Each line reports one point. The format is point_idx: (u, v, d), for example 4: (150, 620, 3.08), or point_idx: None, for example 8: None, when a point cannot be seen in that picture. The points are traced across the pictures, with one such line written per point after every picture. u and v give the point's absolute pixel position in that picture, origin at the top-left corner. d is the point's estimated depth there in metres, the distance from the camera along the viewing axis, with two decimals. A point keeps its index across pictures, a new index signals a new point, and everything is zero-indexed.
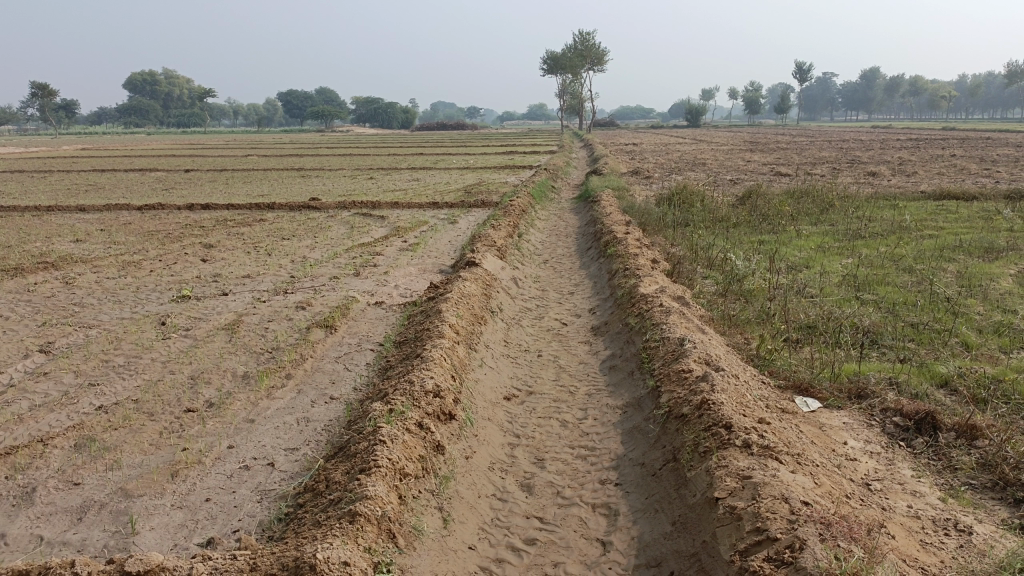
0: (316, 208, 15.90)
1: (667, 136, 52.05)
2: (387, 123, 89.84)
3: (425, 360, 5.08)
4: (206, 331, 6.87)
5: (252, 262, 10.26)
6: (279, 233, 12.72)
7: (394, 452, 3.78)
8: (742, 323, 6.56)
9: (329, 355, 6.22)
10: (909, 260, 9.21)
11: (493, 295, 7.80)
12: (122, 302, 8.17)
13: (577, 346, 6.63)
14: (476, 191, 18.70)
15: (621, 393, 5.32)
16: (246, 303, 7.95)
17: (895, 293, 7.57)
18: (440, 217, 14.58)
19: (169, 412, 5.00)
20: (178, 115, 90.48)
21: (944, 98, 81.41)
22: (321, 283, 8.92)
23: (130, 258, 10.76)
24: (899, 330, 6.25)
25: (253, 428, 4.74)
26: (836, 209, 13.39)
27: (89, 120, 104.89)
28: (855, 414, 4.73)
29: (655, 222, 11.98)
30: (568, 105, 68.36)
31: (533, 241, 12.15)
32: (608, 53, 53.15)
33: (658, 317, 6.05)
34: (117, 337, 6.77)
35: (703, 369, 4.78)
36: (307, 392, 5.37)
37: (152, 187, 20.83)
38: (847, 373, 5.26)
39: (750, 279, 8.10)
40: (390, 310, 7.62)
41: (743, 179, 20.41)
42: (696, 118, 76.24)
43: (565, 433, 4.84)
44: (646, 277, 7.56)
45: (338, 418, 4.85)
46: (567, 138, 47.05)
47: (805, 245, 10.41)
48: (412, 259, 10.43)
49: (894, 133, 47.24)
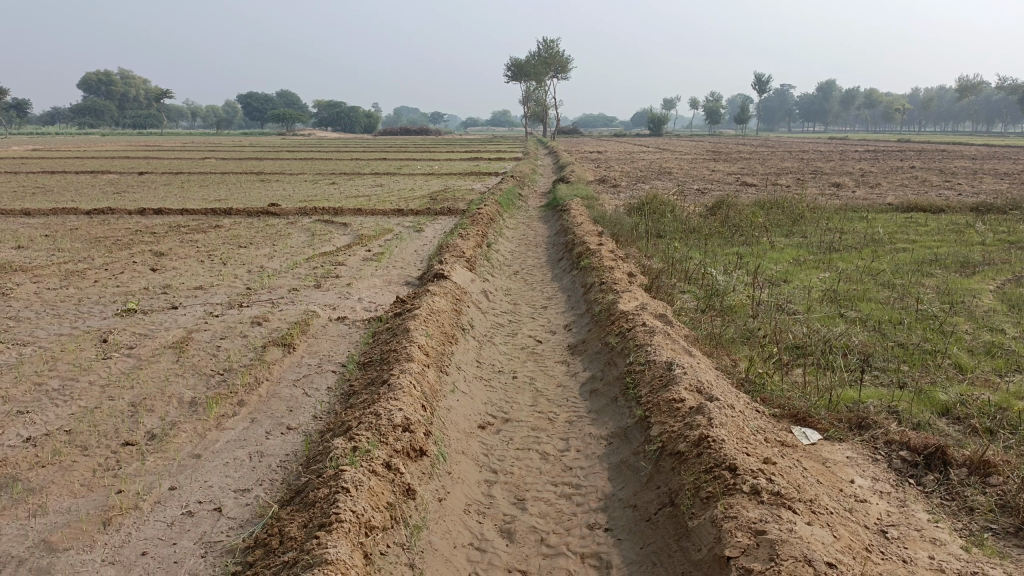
0: (276, 214, 15.30)
1: (630, 144, 52.26)
2: (349, 127, 88.86)
3: (392, 388, 4.63)
4: (151, 349, 6.32)
5: (205, 272, 9.69)
6: (235, 241, 12.13)
7: (360, 503, 3.32)
8: (728, 343, 6.22)
9: (286, 378, 5.72)
10: (888, 275, 8.99)
11: (464, 311, 7.38)
12: (62, 316, 7.55)
13: (554, 367, 6.23)
14: (442, 197, 18.25)
15: (605, 422, 4.93)
16: (197, 318, 7.40)
17: (880, 310, 7.30)
18: (405, 225, 14.12)
19: (105, 446, 4.47)
20: (134, 115, 88.28)
21: (899, 111, 83.23)
22: (279, 295, 8.40)
23: (73, 266, 10.10)
24: (890, 351, 5.96)
25: (199, 465, 4.24)
26: (807, 220, 13.23)
27: (41, 119, 102.06)
28: (858, 448, 4.40)
29: (627, 233, 11.69)
30: (533, 112, 68.44)
31: (502, 251, 11.72)
32: (573, 60, 53.40)
33: (642, 338, 5.68)
34: (52, 356, 6.17)
35: (696, 399, 4.41)
36: (261, 422, 4.88)
37: (102, 190, 19.99)
38: (845, 401, 4.93)
39: (731, 294, 7.79)
40: (353, 326, 7.14)
41: (710, 188, 20.32)
42: (658, 125, 76.74)
43: (546, 468, 4.43)
44: (625, 293, 7.19)
45: (296, 454, 4.37)
46: (532, 145, 46.77)
47: (780, 258, 10.16)
48: (376, 270, 9.95)
49: (852, 145, 48.02)
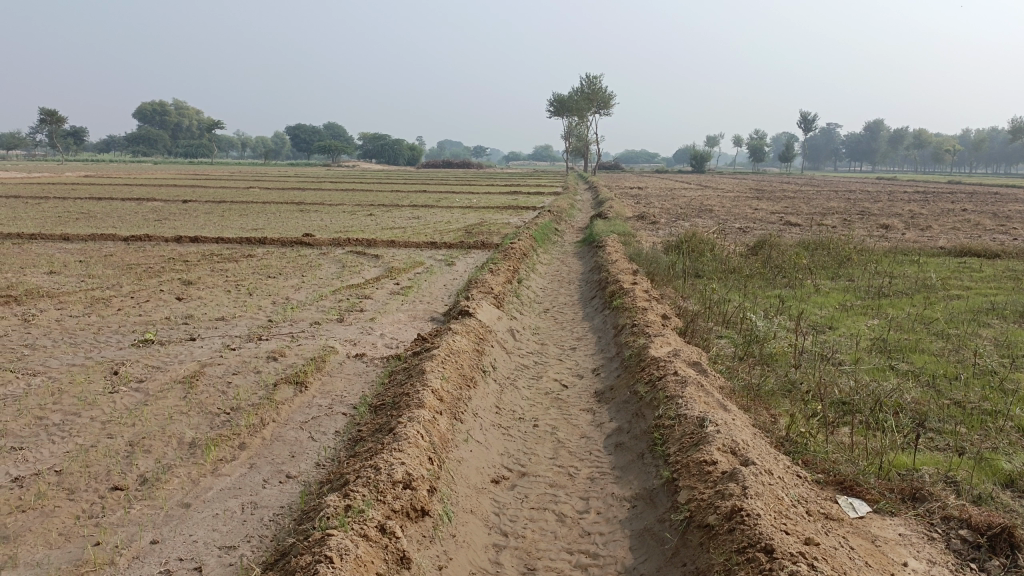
0: (309, 244, 15.24)
1: (670, 181, 51.85)
2: (392, 159, 90.04)
3: (398, 438, 4.29)
4: (161, 384, 6.09)
5: (230, 302, 9.54)
6: (264, 271, 12.00)
7: (343, 574, 2.97)
8: (767, 396, 5.77)
9: (294, 419, 5.42)
10: (941, 324, 8.44)
11: (487, 350, 7.05)
12: (78, 345, 7.40)
13: (578, 416, 5.84)
14: (477, 231, 18.04)
15: (630, 482, 4.52)
16: (213, 351, 7.18)
17: (933, 363, 6.77)
18: (437, 258, 13.92)
19: (92, 490, 4.21)
20: (185, 144, 90.71)
21: (949, 152, 81.20)
22: (300, 329, 8.16)
23: (100, 293, 10.03)
24: (945, 411, 5.45)
25: (186, 517, 3.94)
26: (853, 262, 12.69)
27: (97, 146, 105.48)
28: (912, 524, 3.92)
29: (663, 271, 11.31)
30: (574, 147, 68.56)
31: (533, 288, 11.41)
32: (615, 96, 53.41)
33: (672, 388, 5.26)
34: (59, 388, 5.98)
35: (729, 462, 3.99)
36: (260, 468, 4.57)
37: (143, 217, 20.23)
38: (897, 468, 4.45)
39: (771, 340, 7.32)
40: (371, 364, 6.85)
41: (753, 226, 19.84)
42: (700, 163, 76.16)
43: (562, 532, 4.02)
44: (657, 337, 6.79)
45: (291, 506, 4.06)
46: (572, 180, 46.62)
47: (824, 303, 9.66)
48: (402, 304, 9.70)
49: (900, 184, 46.80)
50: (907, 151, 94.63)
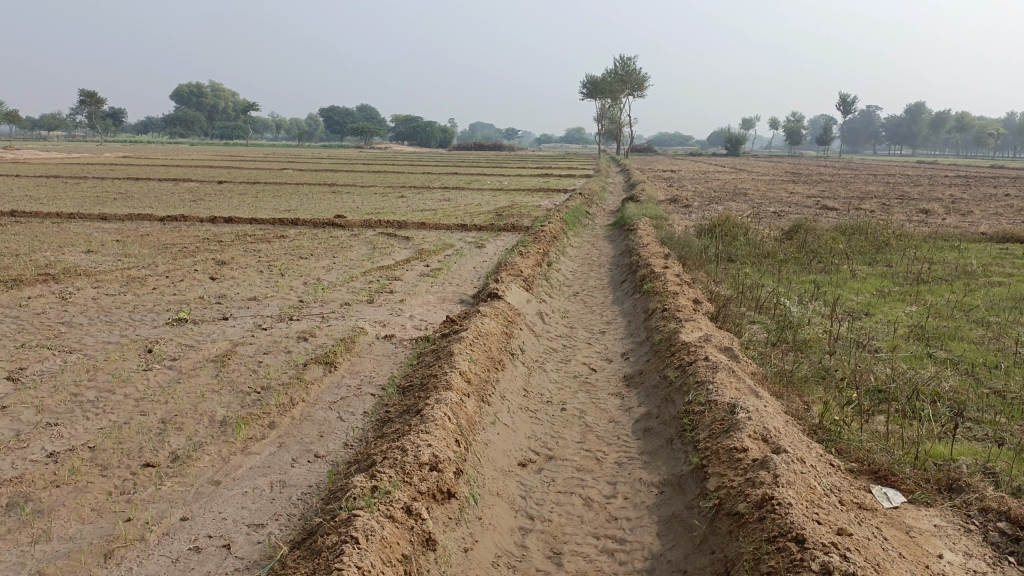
0: (341, 226, 15.31)
1: (703, 164, 51.23)
2: (424, 141, 90.14)
3: (425, 420, 4.29)
4: (193, 362, 6.17)
5: (262, 282, 9.63)
6: (296, 252, 12.10)
7: (368, 555, 2.97)
8: (799, 383, 5.66)
9: (323, 399, 5.45)
10: (982, 311, 8.22)
11: (515, 333, 7.02)
12: (113, 323, 7.52)
13: (606, 400, 5.79)
14: (507, 213, 17.98)
15: (658, 468, 4.47)
16: (245, 331, 7.25)
17: (973, 351, 6.59)
18: (467, 240, 13.91)
19: (125, 466, 4.27)
20: (221, 126, 91.69)
21: (992, 136, 79.03)
22: (330, 310, 8.21)
23: (136, 272, 10.19)
24: (985, 400, 5.30)
25: (216, 494, 3.98)
26: (891, 247, 12.42)
27: (135, 128, 107.12)
28: (948, 515, 3.81)
29: (695, 255, 11.17)
30: (607, 130, 67.95)
31: (563, 271, 11.35)
32: (649, 78, 52.78)
33: (703, 374, 5.19)
34: (94, 365, 6.08)
35: (761, 450, 3.92)
36: (289, 447, 4.61)
37: (179, 198, 20.52)
38: (934, 458, 4.33)
39: (806, 326, 7.19)
40: (400, 346, 6.86)
41: (788, 211, 19.51)
42: (734, 146, 75.07)
43: (588, 517, 4.00)
44: (687, 322, 6.71)
45: (319, 486, 4.08)
46: (604, 163, 46.25)
47: (861, 289, 9.46)
48: (432, 286, 9.70)
49: (941, 168, 45.74)
50: (949, 134, 92.34)
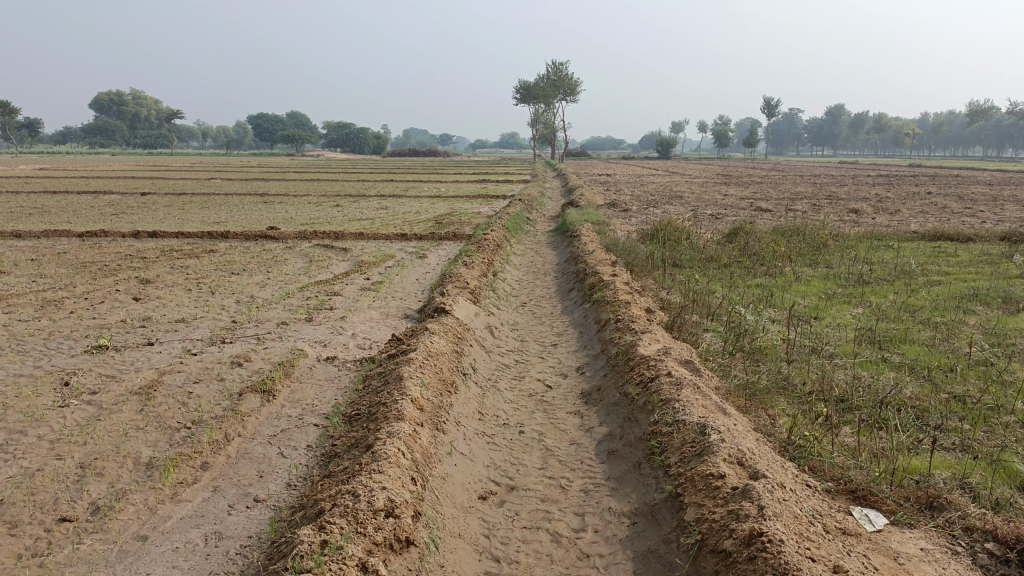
0: (275, 238, 14.70)
1: (636, 167, 51.80)
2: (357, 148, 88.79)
3: (376, 458, 3.94)
4: (115, 396, 5.63)
5: (191, 302, 9.04)
6: (227, 268, 11.49)
7: None
8: (763, 396, 5.48)
9: (262, 433, 5.02)
10: (926, 312, 8.26)
11: (466, 351, 6.68)
12: (25, 353, 6.87)
13: (566, 420, 5.52)
14: (447, 221, 17.64)
15: (627, 495, 4.22)
16: (173, 357, 6.70)
17: (926, 354, 6.54)
18: (407, 250, 13.52)
19: (38, 523, 3.78)
20: (144, 136, 88.62)
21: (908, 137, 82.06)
22: (266, 330, 7.72)
23: (51, 295, 9.46)
24: (947, 406, 5.20)
25: (143, 552, 3.54)
26: (828, 248, 12.55)
27: (53, 138, 102.57)
28: (933, 537, 3.63)
29: (641, 261, 11.05)
30: (541, 134, 68.28)
31: (509, 280, 11.09)
32: (581, 84, 53.18)
33: (667, 391, 4.95)
34: (3, 403, 5.49)
35: (738, 476, 3.70)
36: (225, 491, 4.18)
37: (100, 211, 19.49)
38: (910, 474, 4.18)
39: (760, 334, 7.06)
40: (343, 368, 6.45)
41: (725, 213, 19.72)
42: (665, 149, 76.21)
43: (558, 555, 3.70)
44: (644, 333, 6.49)
45: (260, 536, 3.68)
46: (539, 168, 46.10)
47: (807, 292, 9.43)
48: (374, 301, 9.28)
49: (862, 169, 47.11)
50: (868, 136, 95.79)
